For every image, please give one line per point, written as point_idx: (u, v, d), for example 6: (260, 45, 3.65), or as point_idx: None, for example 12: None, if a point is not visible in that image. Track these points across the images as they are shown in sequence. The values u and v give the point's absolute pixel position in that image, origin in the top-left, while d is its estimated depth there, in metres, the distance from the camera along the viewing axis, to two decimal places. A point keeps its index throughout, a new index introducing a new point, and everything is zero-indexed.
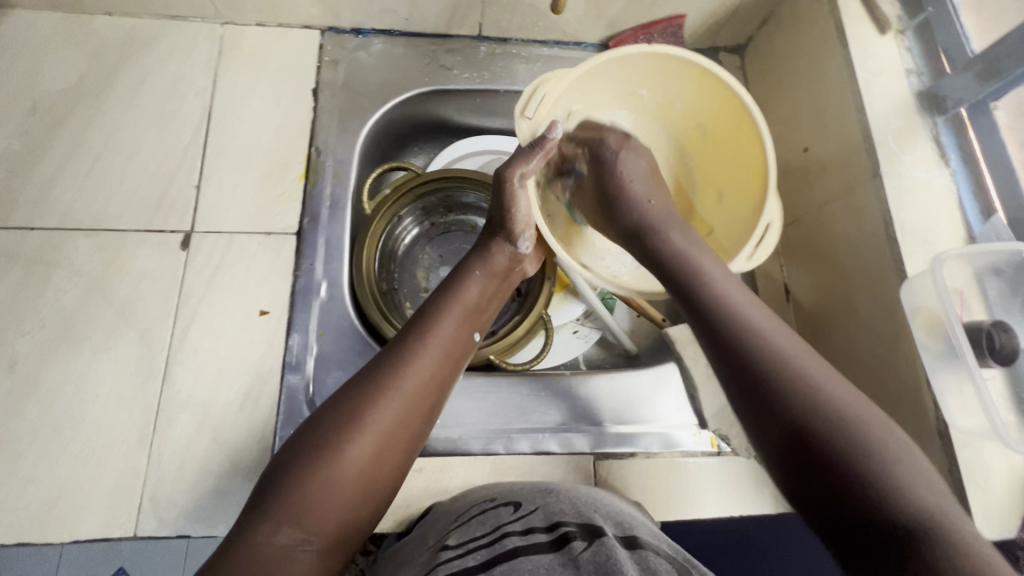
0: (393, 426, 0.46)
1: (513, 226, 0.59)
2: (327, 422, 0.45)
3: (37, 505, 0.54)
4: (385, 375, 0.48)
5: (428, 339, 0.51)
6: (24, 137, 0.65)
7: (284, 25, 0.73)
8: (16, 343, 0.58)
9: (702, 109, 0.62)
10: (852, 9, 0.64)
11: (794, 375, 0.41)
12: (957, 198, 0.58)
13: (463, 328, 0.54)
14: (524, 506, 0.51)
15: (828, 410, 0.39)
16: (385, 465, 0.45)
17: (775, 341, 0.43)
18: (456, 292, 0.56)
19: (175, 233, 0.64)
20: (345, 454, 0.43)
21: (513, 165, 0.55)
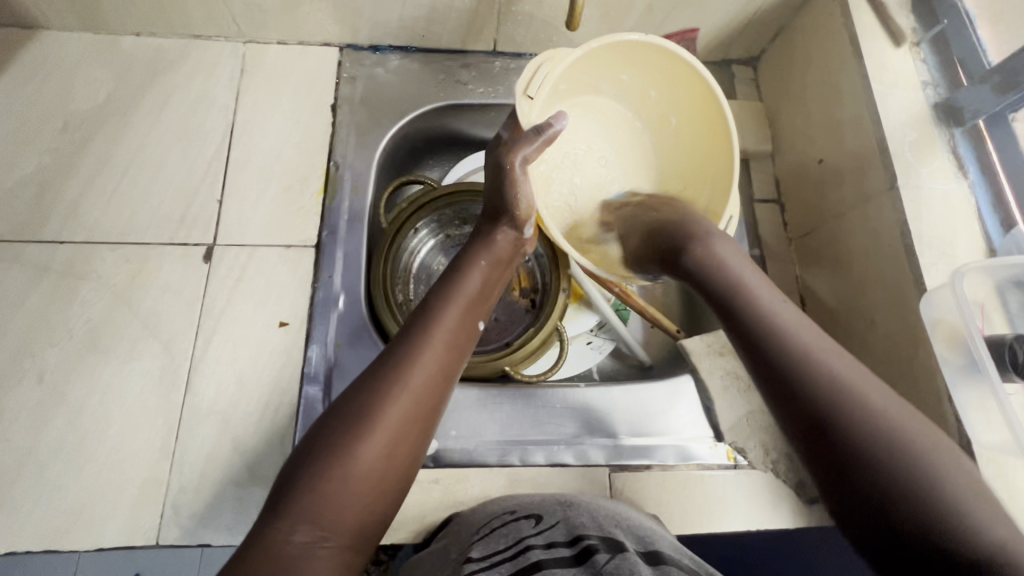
0: (402, 419, 0.46)
1: (517, 211, 0.58)
2: (337, 418, 0.45)
3: (64, 512, 0.55)
4: (393, 368, 0.48)
5: (432, 330, 0.51)
6: (55, 153, 0.67)
7: (304, 43, 0.75)
8: (45, 354, 0.60)
9: (676, 99, 0.63)
10: (867, 22, 0.64)
11: (848, 399, 0.41)
12: (976, 210, 0.57)
13: (467, 319, 0.54)
14: (545, 519, 0.52)
15: (878, 436, 0.39)
16: (395, 459, 0.45)
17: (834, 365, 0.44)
18: (460, 282, 0.56)
19: (197, 246, 0.65)
20: (358, 449, 0.44)
21: (516, 150, 0.55)
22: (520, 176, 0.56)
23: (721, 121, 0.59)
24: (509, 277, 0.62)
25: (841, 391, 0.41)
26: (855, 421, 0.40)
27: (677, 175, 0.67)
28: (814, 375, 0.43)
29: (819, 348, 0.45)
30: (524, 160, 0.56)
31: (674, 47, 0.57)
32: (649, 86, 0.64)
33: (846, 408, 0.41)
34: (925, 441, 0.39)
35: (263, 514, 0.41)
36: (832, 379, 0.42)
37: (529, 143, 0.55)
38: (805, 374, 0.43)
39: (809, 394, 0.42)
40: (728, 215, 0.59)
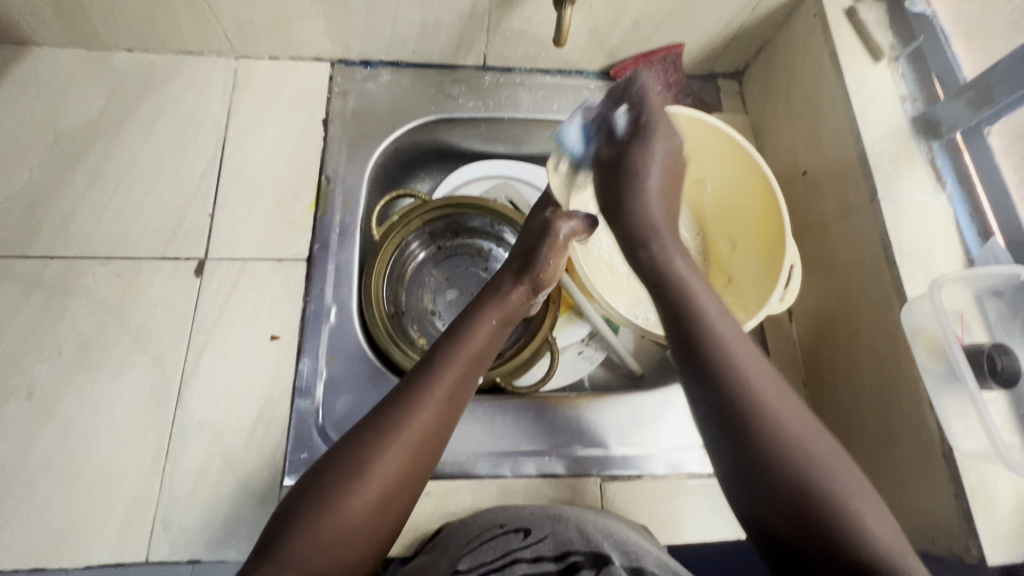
0: (397, 475, 0.46)
1: (540, 275, 0.61)
2: (331, 469, 0.45)
3: (51, 529, 0.55)
4: (393, 420, 0.47)
5: (431, 380, 0.50)
6: (46, 169, 0.67)
7: (296, 58, 0.76)
8: (34, 369, 0.59)
9: (710, 164, 0.71)
10: (846, 38, 0.66)
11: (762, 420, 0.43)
12: (954, 221, 0.58)
13: (468, 372, 0.53)
14: (533, 533, 0.52)
15: (782, 452, 0.42)
16: (388, 511, 0.46)
17: (756, 381, 0.45)
18: (467, 336, 0.55)
19: (189, 260, 0.66)
20: (351, 501, 0.44)
21: (556, 224, 0.62)
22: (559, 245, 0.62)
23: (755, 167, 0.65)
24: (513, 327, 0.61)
25: (746, 388, 0.44)
26: (771, 440, 0.42)
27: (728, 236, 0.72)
28: (719, 365, 0.45)
29: (745, 373, 0.45)
30: (564, 234, 0.62)
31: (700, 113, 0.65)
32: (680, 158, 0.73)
33: (748, 405, 0.44)
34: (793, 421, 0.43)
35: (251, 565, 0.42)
36: (736, 371, 0.45)
37: (569, 221, 0.63)
38: (712, 362, 0.46)
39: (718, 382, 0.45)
40: (788, 265, 0.61)
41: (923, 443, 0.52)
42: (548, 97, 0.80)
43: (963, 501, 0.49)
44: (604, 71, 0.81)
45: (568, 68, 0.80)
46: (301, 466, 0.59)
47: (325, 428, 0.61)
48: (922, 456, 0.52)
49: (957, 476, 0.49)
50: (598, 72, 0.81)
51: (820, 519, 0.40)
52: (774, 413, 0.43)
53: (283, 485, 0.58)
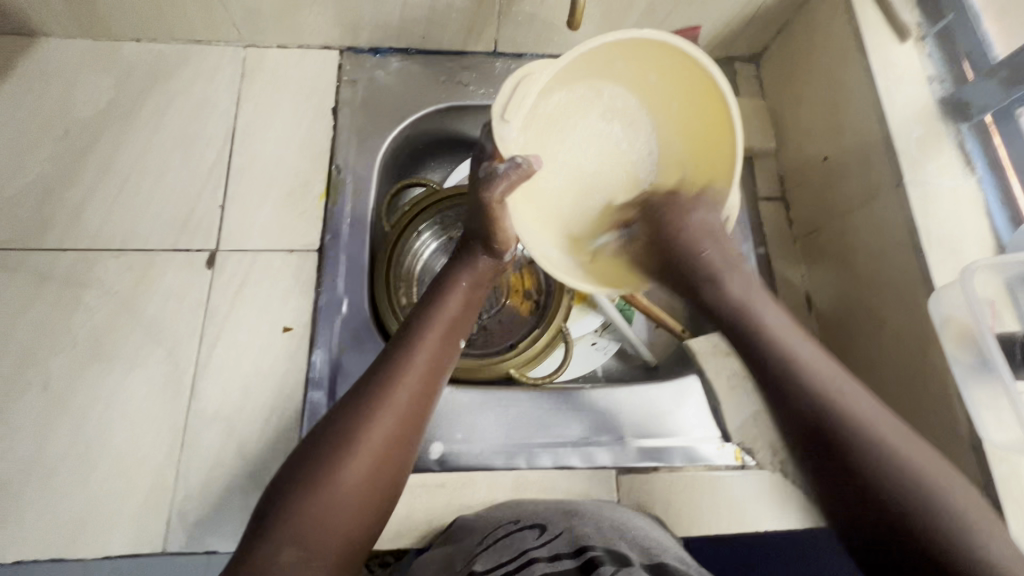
0: (385, 439, 0.46)
1: (491, 240, 0.57)
2: (320, 440, 0.45)
3: (69, 520, 0.55)
4: (376, 386, 0.48)
5: (410, 350, 0.51)
6: (56, 162, 0.67)
7: (305, 46, 0.75)
8: (49, 361, 0.59)
9: (677, 88, 0.56)
10: (871, 18, 0.63)
11: (842, 421, 0.45)
12: (984, 204, 0.56)
13: (447, 343, 0.53)
14: (548, 530, 0.51)
15: (855, 439, 0.44)
16: (382, 475, 0.46)
17: (823, 378, 0.47)
18: (436, 305, 0.55)
19: (200, 252, 0.65)
20: (343, 469, 0.44)
21: (493, 185, 0.52)
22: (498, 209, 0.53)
23: (721, 103, 0.53)
24: (486, 290, 0.60)
25: (828, 389, 0.46)
26: (851, 440, 0.44)
27: (680, 165, 0.60)
28: (785, 371, 0.48)
29: (837, 383, 0.47)
30: (505, 194, 0.52)
31: (677, 40, 0.50)
32: (648, 70, 0.55)
33: (833, 409, 0.45)
34: (870, 415, 0.45)
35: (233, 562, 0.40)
36: (796, 370, 0.48)
37: (505, 181, 0.52)
38: (778, 372, 0.48)
39: (801, 390, 0.47)
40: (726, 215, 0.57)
41: (951, 434, 0.51)
42: None
43: (993, 494, 0.47)
44: None
45: None
46: None
47: None
48: (951, 448, 0.51)
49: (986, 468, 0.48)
50: None
51: (907, 512, 0.41)
52: (845, 412, 0.45)
53: None
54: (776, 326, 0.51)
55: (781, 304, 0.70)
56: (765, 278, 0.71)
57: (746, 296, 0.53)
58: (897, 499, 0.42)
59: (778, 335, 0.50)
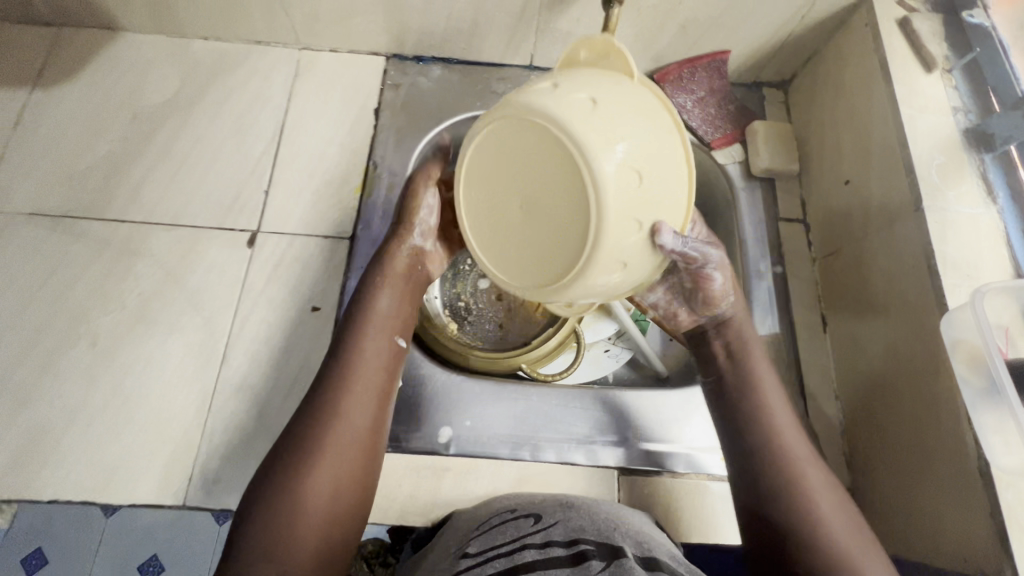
0: (337, 458, 0.47)
1: (408, 222, 0.59)
2: (274, 470, 0.46)
3: (101, 468, 0.59)
4: (321, 409, 0.49)
5: (348, 372, 0.51)
6: (124, 142, 0.74)
7: (354, 51, 0.80)
8: (99, 320, 0.65)
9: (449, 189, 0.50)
10: (898, 49, 0.65)
11: (795, 494, 0.49)
12: (1004, 234, 0.56)
13: (388, 343, 0.55)
14: (544, 519, 0.52)
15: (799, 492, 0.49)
16: (342, 497, 0.47)
17: (781, 431, 0.53)
18: (370, 308, 0.55)
19: (243, 232, 0.70)
20: (300, 492, 0.45)
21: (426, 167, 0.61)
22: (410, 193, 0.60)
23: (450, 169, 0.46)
24: (421, 289, 0.60)
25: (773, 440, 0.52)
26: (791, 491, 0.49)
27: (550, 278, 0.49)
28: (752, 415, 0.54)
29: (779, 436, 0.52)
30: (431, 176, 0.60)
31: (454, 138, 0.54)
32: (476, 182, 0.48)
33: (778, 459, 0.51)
34: (810, 472, 0.50)
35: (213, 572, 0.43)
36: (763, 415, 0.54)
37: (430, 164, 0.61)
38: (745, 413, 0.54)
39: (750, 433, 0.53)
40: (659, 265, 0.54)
41: (958, 459, 0.50)
42: None
43: (999, 522, 0.46)
44: (648, 75, 0.82)
45: None
46: None
47: None
48: (958, 472, 0.50)
49: (994, 495, 0.47)
50: (642, 76, 0.82)
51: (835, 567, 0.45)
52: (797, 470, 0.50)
53: None
54: (759, 369, 0.57)
55: (795, 324, 0.71)
56: (780, 297, 0.72)
57: (750, 347, 0.58)
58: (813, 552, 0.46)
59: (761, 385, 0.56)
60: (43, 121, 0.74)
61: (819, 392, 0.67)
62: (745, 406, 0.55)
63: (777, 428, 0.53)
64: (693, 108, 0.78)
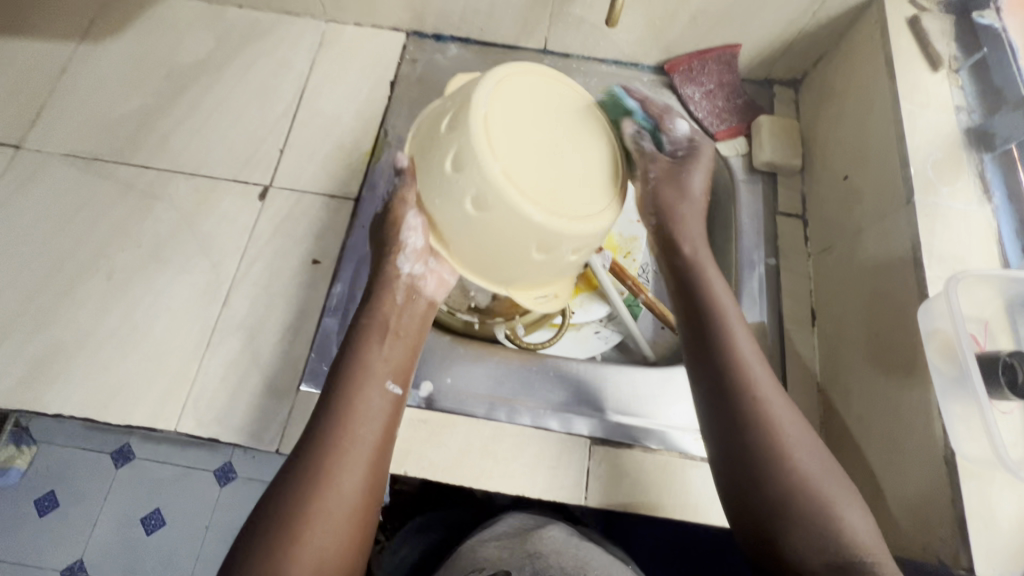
0: (330, 512, 0.44)
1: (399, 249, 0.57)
2: (258, 534, 0.43)
3: (104, 389, 0.63)
4: (306, 470, 0.46)
5: (342, 435, 0.48)
6: (157, 96, 0.79)
7: (377, 26, 0.84)
8: (117, 255, 0.69)
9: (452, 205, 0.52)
10: (905, 47, 0.65)
11: (773, 441, 0.49)
12: (996, 233, 0.56)
13: (384, 395, 0.51)
14: (513, 574, 0.50)
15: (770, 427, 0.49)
16: (334, 555, 0.44)
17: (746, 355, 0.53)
18: (362, 358, 0.52)
19: (256, 185, 0.74)
20: (288, 559, 0.42)
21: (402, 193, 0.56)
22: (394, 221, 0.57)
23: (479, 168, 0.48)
24: (419, 324, 0.58)
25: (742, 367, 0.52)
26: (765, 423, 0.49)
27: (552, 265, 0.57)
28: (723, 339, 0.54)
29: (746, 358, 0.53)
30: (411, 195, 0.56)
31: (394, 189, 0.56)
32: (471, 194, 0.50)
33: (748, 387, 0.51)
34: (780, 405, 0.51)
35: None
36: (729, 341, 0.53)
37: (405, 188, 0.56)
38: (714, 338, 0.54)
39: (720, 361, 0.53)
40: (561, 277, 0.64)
41: (927, 448, 0.50)
42: (601, 83, 0.83)
43: (959, 509, 0.46)
44: (659, 66, 0.83)
45: (623, 60, 0.83)
46: (317, 377, 0.64)
47: None
48: (927, 460, 0.50)
49: (957, 483, 0.47)
50: (654, 66, 0.83)
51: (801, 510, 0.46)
52: (761, 399, 0.50)
53: (298, 390, 0.64)
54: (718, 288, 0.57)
55: (785, 316, 0.71)
56: (772, 288, 0.72)
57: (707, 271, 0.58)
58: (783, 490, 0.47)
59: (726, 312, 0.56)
60: (86, 73, 0.80)
61: (801, 382, 0.67)
62: (716, 340, 0.54)
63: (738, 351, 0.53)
64: (701, 100, 0.80)
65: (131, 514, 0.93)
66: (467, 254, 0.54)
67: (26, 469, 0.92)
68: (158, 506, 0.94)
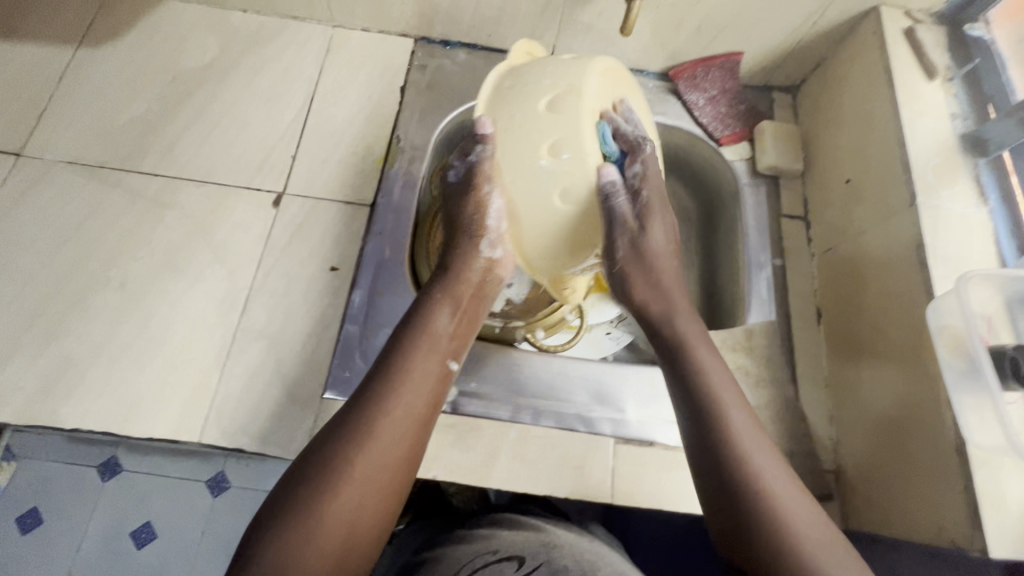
0: (368, 471, 0.46)
1: (474, 229, 0.59)
2: (300, 479, 0.45)
3: (123, 402, 0.62)
4: (358, 423, 0.48)
5: (386, 401, 0.49)
6: (162, 102, 0.77)
7: (385, 31, 0.84)
8: (129, 265, 0.68)
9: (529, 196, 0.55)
10: (902, 57, 0.68)
11: (735, 453, 0.49)
12: (993, 233, 0.60)
13: (437, 362, 0.54)
14: (527, 562, 0.56)
15: (728, 441, 0.50)
16: (365, 517, 0.45)
17: (706, 367, 0.54)
18: (424, 325, 0.55)
19: (269, 192, 0.73)
20: (326, 507, 0.44)
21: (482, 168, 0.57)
22: (474, 197, 0.58)
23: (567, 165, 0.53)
24: (484, 304, 0.60)
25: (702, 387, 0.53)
26: (721, 437, 0.50)
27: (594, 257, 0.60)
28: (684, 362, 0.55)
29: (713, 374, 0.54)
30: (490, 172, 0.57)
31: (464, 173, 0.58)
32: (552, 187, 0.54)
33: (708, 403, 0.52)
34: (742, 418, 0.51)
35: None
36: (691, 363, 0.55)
37: (486, 161, 0.56)
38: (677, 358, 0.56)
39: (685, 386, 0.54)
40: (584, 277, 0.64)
41: (937, 437, 0.53)
42: None
43: (971, 494, 0.49)
44: (663, 72, 0.85)
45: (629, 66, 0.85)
46: (341, 384, 0.64)
47: (367, 354, 0.66)
48: (937, 450, 0.53)
49: (967, 470, 0.50)
50: (658, 73, 0.86)
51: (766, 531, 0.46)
52: (723, 416, 0.51)
53: (323, 398, 0.64)
54: (677, 303, 0.59)
55: (791, 314, 0.74)
56: (779, 288, 0.75)
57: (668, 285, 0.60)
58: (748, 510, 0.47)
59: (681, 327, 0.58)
60: (86, 78, 0.78)
61: (809, 377, 0.70)
62: (683, 357, 0.55)
63: (699, 370, 0.54)
64: (705, 106, 0.82)
65: (121, 527, 0.88)
66: (537, 247, 0.57)
67: (8, 484, 0.87)
68: (149, 519, 0.89)
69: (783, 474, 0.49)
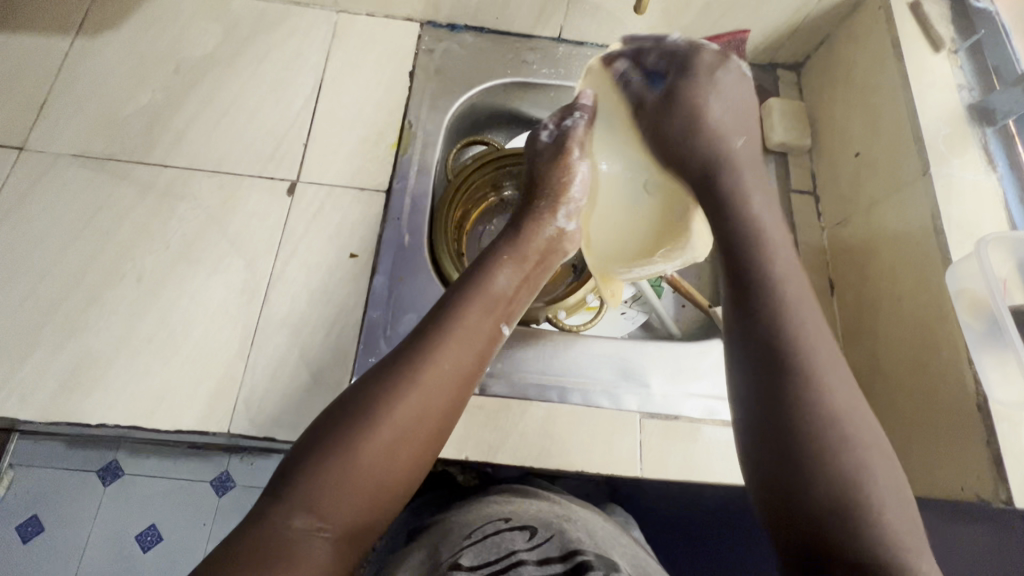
0: (411, 415, 0.47)
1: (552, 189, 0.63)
2: (343, 414, 0.46)
3: (149, 395, 0.61)
4: (408, 365, 0.49)
5: (437, 351, 0.50)
6: (166, 91, 0.76)
7: (390, 16, 0.83)
8: (144, 258, 0.67)
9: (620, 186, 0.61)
10: (909, 30, 0.70)
11: (816, 413, 0.41)
12: (1003, 199, 0.62)
13: (489, 317, 0.54)
14: (539, 534, 0.57)
15: (815, 394, 0.41)
16: (400, 459, 0.45)
17: (798, 302, 0.45)
18: (485, 280, 0.56)
19: (283, 181, 0.73)
20: (363, 443, 0.44)
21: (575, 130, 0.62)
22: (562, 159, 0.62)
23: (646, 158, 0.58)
24: (548, 270, 0.62)
25: (787, 330, 0.43)
26: (810, 395, 0.41)
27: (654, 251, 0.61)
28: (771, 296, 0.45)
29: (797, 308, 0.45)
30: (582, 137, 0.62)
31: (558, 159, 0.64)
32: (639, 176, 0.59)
33: (794, 348, 0.43)
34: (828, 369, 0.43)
35: (240, 531, 0.41)
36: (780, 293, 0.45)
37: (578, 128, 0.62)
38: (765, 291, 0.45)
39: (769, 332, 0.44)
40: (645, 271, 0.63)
41: (957, 396, 0.55)
42: None
43: (995, 449, 0.52)
44: None
45: None
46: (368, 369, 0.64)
47: (392, 339, 0.66)
48: (958, 408, 0.55)
49: (989, 426, 0.52)
50: None
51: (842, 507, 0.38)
52: (814, 369, 0.42)
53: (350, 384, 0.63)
54: (768, 223, 0.49)
55: (805, 287, 0.75)
56: (792, 262, 0.77)
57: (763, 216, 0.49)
58: (829, 488, 0.39)
59: (778, 259, 0.47)
60: (86, 68, 0.75)
61: None
62: (759, 284, 0.46)
63: (784, 307, 0.44)
64: None
65: (126, 531, 0.88)
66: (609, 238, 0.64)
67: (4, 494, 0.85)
68: (152, 522, 0.88)
69: (869, 441, 0.41)
